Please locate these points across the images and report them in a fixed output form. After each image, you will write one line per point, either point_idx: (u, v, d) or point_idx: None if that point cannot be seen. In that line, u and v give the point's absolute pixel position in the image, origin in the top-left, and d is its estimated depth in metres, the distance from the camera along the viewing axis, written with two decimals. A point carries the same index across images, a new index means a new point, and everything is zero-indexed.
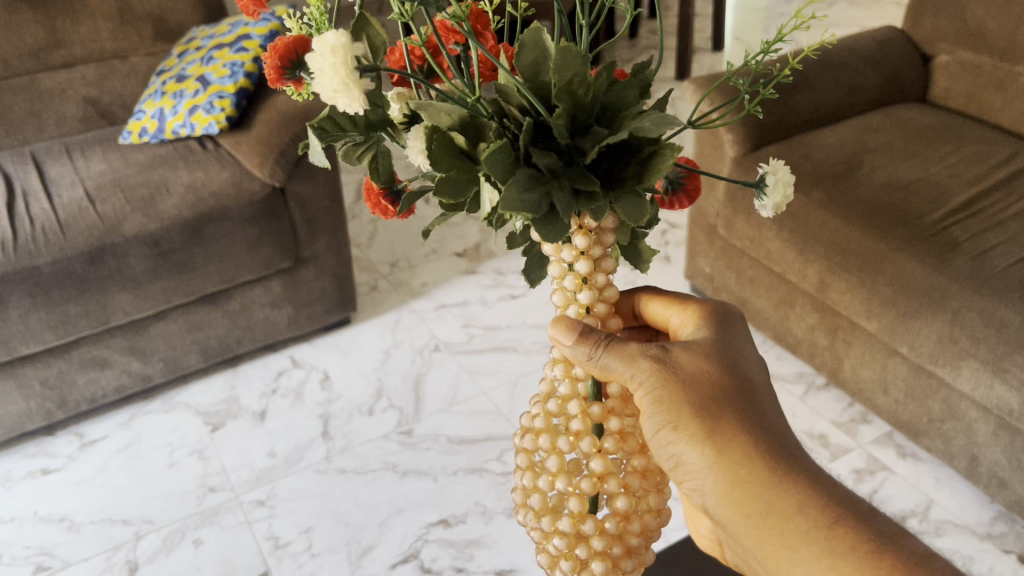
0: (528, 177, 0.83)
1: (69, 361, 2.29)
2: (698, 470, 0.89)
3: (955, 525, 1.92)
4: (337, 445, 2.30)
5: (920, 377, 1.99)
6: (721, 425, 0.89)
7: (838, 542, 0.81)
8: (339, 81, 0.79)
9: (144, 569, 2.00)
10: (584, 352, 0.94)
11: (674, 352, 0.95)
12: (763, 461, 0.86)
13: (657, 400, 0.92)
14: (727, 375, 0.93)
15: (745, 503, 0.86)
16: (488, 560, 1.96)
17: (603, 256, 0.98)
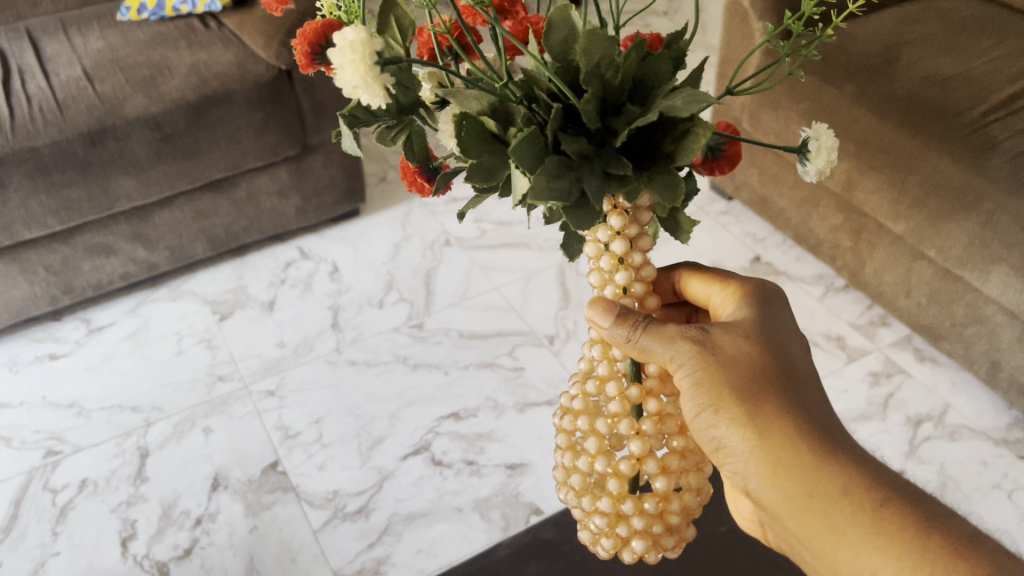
0: (557, 164, 0.78)
1: (73, 247, 2.24)
2: (740, 453, 0.86)
3: (971, 430, 1.90)
4: (347, 337, 2.27)
5: (946, 281, 1.94)
6: (763, 407, 0.85)
7: (887, 525, 0.76)
8: (359, 76, 0.70)
9: (155, 456, 2.00)
10: (622, 333, 0.91)
11: (715, 333, 0.90)
12: (807, 444, 0.82)
13: (696, 382, 0.88)
14: (771, 356, 0.88)
15: (789, 487, 0.82)
16: (499, 454, 1.96)
17: (639, 235, 0.93)
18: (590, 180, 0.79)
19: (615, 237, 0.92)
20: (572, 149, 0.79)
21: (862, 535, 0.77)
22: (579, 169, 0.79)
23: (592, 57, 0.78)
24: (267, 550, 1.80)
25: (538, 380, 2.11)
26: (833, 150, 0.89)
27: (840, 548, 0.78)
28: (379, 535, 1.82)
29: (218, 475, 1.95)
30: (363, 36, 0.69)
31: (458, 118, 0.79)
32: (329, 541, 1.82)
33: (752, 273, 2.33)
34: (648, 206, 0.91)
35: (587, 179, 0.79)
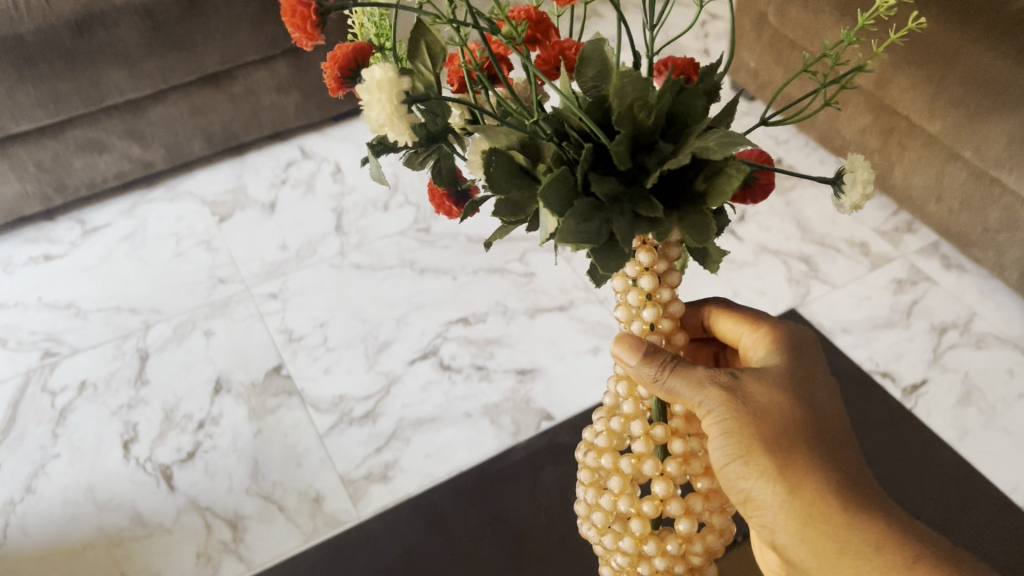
0: (587, 205, 0.67)
1: (64, 143, 2.14)
2: (770, 507, 0.80)
3: (998, 338, 1.84)
4: (352, 239, 2.19)
5: (980, 185, 1.84)
6: (797, 462, 0.79)
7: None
8: (386, 115, 0.65)
9: (155, 359, 1.94)
10: (652, 376, 0.81)
11: (746, 379, 0.83)
12: (839, 501, 0.78)
13: (727, 434, 0.81)
14: (802, 402, 0.82)
15: (820, 542, 0.78)
16: (510, 360, 1.90)
17: (668, 272, 0.82)
18: (624, 222, 0.67)
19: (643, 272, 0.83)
20: (602, 192, 0.67)
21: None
22: (610, 210, 0.68)
23: (628, 97, 0.67)
24: (271, 455, 1.76)
25: (550, 286, 2.04)
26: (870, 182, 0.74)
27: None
28: (387, 440, 1.78)
29: (221, 378, 1.90)
30: (393, 77, 0.64)
31: (486, 154, 0.70)
32: (336, 446, 1.77)
33: (774, 177, 2.24)
34: (678, 242, 0.80)
35: (619, 220, 0.67)
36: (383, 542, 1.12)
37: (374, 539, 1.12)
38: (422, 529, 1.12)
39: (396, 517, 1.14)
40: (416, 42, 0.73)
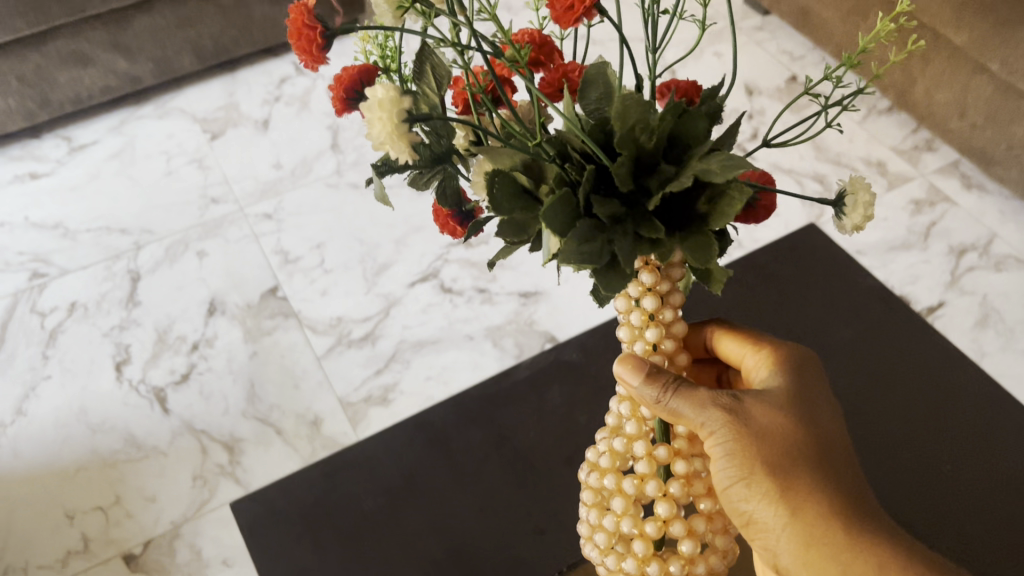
0: (590, 227, 0.60)
1: (46, 56, 2.05)
2: (772, 531, 0.73)
3: (1018, 260, 1.78)
4: (348, 158, 2.10)
5: (1007, 99, 1.75)
6: (801, 489, 0.71)
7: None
8: (386, 133, 0.59)
9: (147, 280, 1.88)
10: (653, 398, 0.72)
11: (747, 400, 0.74)
12: (843, 527, 0.71)
13: (728, 461, 0.73)
14: (806, 423, 0.74)
15: (825, 569, 0.71)
16: (512, 282, 1.84)
17: (670, 292, 0.75)
18: (630, 242, 0.61)
19: (644, 293, 0.75)
20: (605, 213, 0.61)
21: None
22: (615, 231, 0.61)
23: (630, 119, 0.60)
24: (267, 377, 1.71)
25: None
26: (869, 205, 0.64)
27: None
28: (387, 363, 1.73)
29: (215, 300, 1.84)
30: (393, 94, 0.59)
31: (488, 175, 0.63)
32: (334, 369, 1.72)
33: (789, 94, 2.15)
34: (680, 260, 0.73)
35: (624, 241, 0.60)
36: (382, 460, 1.05)
37: (371, 457, 1.05)
38: (423, 449, 1.06)
39: (393, 436, 1.07)
40: (421, 64, 0.65)
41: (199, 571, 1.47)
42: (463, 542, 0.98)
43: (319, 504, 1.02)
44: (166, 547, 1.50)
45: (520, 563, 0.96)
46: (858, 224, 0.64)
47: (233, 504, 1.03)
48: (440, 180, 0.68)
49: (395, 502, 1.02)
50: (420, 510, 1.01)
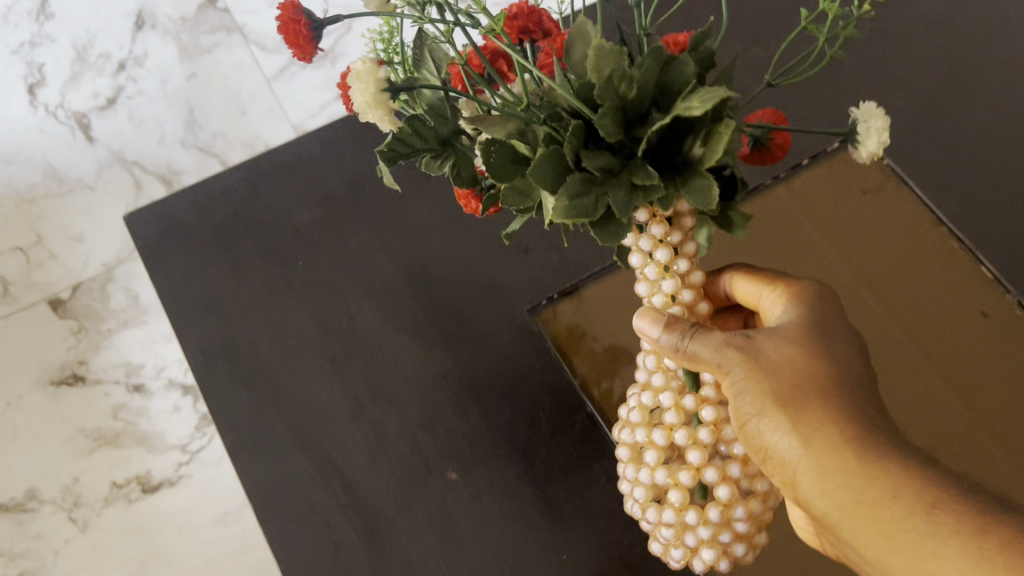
0: (579, 182, 0.41)
1: None
2: (787, 470, 0.48)
3: None
4: None
5: None
6: (816, 413, 0.48)
7: (960, 520, 0.43)
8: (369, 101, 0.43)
9: None
10: (670, 342, 0.50)
11: (758, 336, 0.52)
12: (866, 453, 0.46)
13: (734, 400, 0.50)
14: (835, 353, 0.51)
15: (847, 514, 0.46)
16: None
17: (684, 242, 0.52)
18: (632, 190, 0.42)
19: (658, 245, 0.51)
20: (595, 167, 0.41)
21: (950, 555, 0.42)
22: (611, 181, 0.42)
23: (607, 71, 0.40)
24: (209, 100, 1.44)
25: None
26: (885, 128, 0.46)
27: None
28: None
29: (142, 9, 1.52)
30: (370, 62, 0.43)
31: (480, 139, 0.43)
32: (286, 91, 1.44)
33: None
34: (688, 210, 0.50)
35: (622, 192, 0.41)
36: (323, 165, 0.79)
37: (307, 161, 0.80)
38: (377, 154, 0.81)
39: (337, 136, 0.81)
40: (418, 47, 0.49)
41: (137, 319, 1.28)
42: (429, 265, 0.75)
43: (239, 219, 0.78)
44: (98, 292, 1.30)
45: (502, 292, 0.74)
46: (872, 153, 0.47)
47: (128, 217, 0.79)
48: (456, 166, 0.47)
49: (339, 218, 0.77)
50: (371, 225, 0.77)
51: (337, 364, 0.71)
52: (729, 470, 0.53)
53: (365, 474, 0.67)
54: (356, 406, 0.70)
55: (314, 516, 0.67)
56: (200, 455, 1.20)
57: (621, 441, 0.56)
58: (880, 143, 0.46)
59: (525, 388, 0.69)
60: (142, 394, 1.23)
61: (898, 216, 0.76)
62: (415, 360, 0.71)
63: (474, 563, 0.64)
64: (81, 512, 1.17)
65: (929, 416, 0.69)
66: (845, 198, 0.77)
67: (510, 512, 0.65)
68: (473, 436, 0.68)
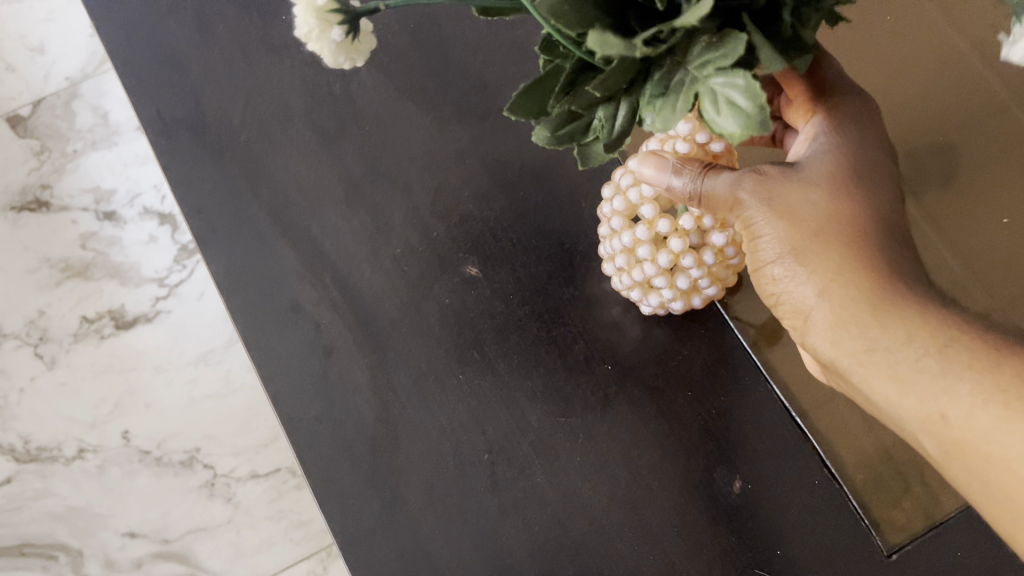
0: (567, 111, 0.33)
1: None
2: (799, 314, 0.41)
3: None
4: None
5: None
6: (835, 259, 0.39)
7: (973, 353, 0.36)
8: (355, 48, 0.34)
9: None
10: (682, 188, 0.42)
11: (781, 171, 0.41)
12: (883, 302, 0.38)
13: (749, 240, 0.41)
14: (870, 183, 0.41)
15: (855, 364, 0.38)
16: None
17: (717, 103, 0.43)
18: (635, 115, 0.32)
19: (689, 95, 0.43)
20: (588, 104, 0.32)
21: (966, 390, 0.35)
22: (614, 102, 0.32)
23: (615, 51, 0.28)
24: None
25: None
26: None
27: (938, 427, 0.36)
28: None
29: None
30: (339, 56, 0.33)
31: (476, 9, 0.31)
32: None
33: None
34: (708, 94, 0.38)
35: (622, 118, 0.32)
36: None
37: None
38: None
39: None
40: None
41: (106, 139, 1.13)
42: (440, 23, 0.60)
43: None
44: (61, 109, 1.14)
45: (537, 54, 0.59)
46: None
47: None
48: None
49: None
50: None
51: (327, 138, 0.57)
52: (677, 282, 0.47)
53: (365, 270, 0.54)
54: (351, 188, 0.56)
55: (297, 315, 0.54)
56: (180, 290, 1.07)
57: (610, 212, 0.47)
58: None
59: (563, 173, 0.56)
60: (113, 223, 1.09)
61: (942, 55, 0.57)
62: (425, 138, 0.57)
63: (498, 373, 0.52)
64: (48, 348, 1.05)
65: (926, 266, 0.53)
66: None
67: (543, 314, 0.53)
68: (497, 226, 0.55)
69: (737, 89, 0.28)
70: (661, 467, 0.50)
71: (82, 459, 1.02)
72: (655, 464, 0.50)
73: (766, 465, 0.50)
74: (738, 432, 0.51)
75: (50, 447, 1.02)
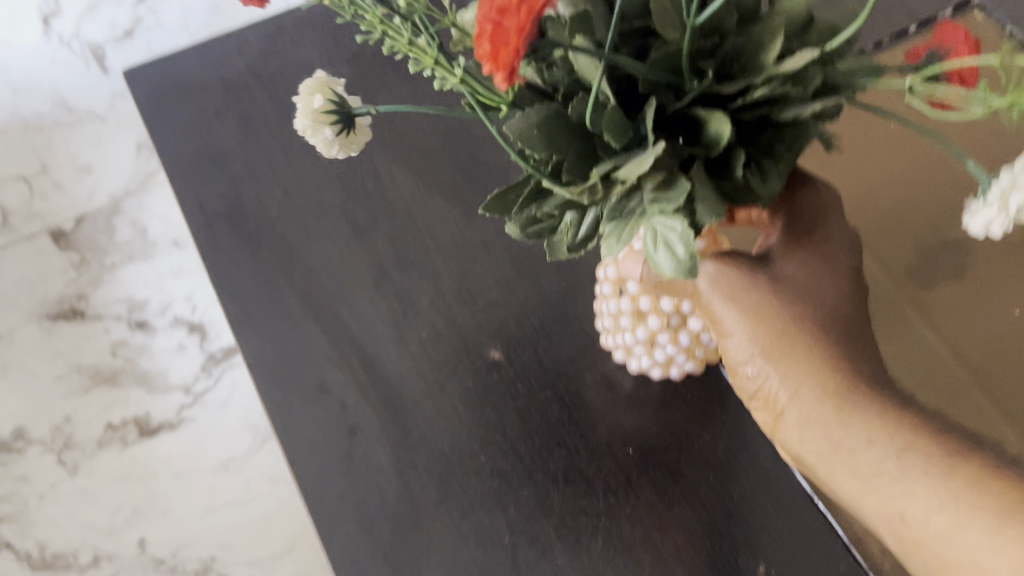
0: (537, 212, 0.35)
1: None
2: (771, 410, 0.40)
3: None
4: None
5: None
6: (802, 359, 0.39)
7: (930, 457, 0.35)
8: (351, 143, 0.34)
9: None
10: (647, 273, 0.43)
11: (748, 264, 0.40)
12: (845, 402, 0.38)
13: (720, 334, 0.41)
14: (833, 270, 0.40)
15: (823, 461, 0.38)
16: None
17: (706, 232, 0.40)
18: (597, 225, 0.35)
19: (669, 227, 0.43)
20: (556, 206, 0.34)
21: (924, 493, 0.35)
22: (582, 209, 0.35)
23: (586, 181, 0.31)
24: (233, 21, 1.31)
25: None
26: (1000, 226, 0.29)
27: (900, 528, 0.36)
28: None
29: None
30: (331, 149, 0.34)
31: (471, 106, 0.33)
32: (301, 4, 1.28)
33: None
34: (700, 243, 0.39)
35: (585, 228, 0.35)
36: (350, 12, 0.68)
37: (332, 13, 0.68)
38: None
39: None
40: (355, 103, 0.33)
41: (144, 253, 1.17)
42: (470, 127, 0.63)
43: (253, 73, 0.67)
44: (103, 224, 1.20)
45: None
46: (986, 229, 0.30)
47: (128, 73, 0.69)
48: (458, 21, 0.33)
49: (367, 71, 0.65)
50: (400, 78, 0.64)
51: (359, 230, 0.60)
52: (656, 352, 0.50)
53: (392, 354, 0.56)
54: (380, 276, 0.59)
55: (325, 395, 0.55)
56: (205, 398, 1.08)
57: (605, 276, 0.49)
58: (990, 228, 0.30)
59: (585, 262, 0.58)
60: (145, 331, 1.12)
61: (929, 182, 0.59)
62: (451, 228, 0.60)
63: (519, 452, 0.52)
64: (71, 454, 1.06)
65: (926, 361, 0.54)
66: (870, 131, 0.61)
67: (564, 398, 0.54)
68: (520, 312, 0.57)
69: (673, 229, 0.30)
70: (685, 552, 0.49)
71: (97, 568, 1.01)
72: (679, 548, 0.49)
73: (789, 554, 0.48)
74: (761, 521, 0.49)
75: (66, 554, 1.02)
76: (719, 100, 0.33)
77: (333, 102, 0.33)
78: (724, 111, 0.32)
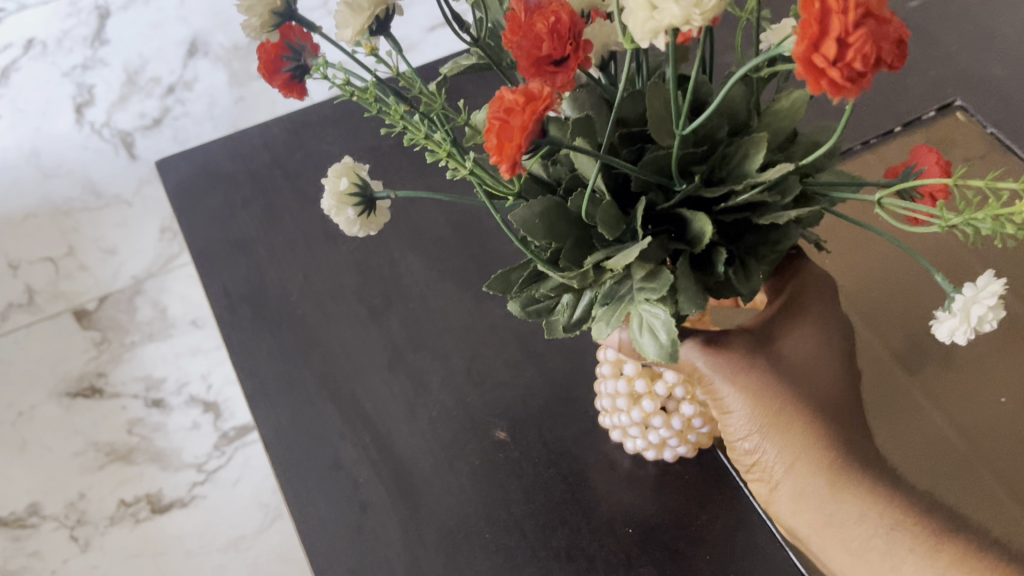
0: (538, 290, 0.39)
1: None
2: (766, 481, 0.44)
3: None
4: None
5: None
6: (799, 440, 0.42)
7: (917, 539, 0.40)
8: (370, 223, 0.38)
9: (120, 17, 1.52)
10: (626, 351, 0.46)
11: (748, 344, 0.43)
12: (839, 481, 0.41)
13: (719, 412, 0.44)
14: (827, 352, 0.43)
15: (815, 532, 0.42)
16: None
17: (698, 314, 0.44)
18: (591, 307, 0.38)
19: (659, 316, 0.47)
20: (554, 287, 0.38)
21: (911, 569, 0.40)
22: (578, 293, 0.38)
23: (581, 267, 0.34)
24: (256, 111, 1.38)
25: None
26: (956, 337, 0.34)
27: None
28: None
29: (197, 40, 1.47)
30: (353, 227, 0.38)
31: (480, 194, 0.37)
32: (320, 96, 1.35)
33: None
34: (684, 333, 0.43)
35: (580, 309, 0.38)
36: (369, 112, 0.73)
37: (353, 112, 0.73)
38: None
39: None
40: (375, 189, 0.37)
41: (163, 332, 1.21)
42: (480, 218, 0.67)
43: (278, 166, 0.72)
44: (125, 304, 1.23)
45: None
46: (945, 332, 0.35)
47: (161, 165, 0.74)
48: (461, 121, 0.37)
49: (384, 165, 0.69)
50: (415, 171, 0.69)
51: (375, 313, 0.64)
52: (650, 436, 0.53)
53: (403, 432, 0.58)
54: (394, 356, 0.62)
55: (338, 472, 0.57)
56: (217, 475, 1.10)
57: (604, 358, 0.53)
58: (949, 334, 0.35)
59: (587, 346, 0.61)
60: (161, 410, 1.15)
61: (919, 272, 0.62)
62: (462, 312, 0.63)
63: (523, 530, 0.54)
64: (83, 530, 1.07)
65: (926, 440, 0.56)
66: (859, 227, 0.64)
67: (568, 478, 0.56)
68: (526, 393, 0.59)
69: (657, 318, 0.34)
70: None
71: None
72: None
73: None
74: None
75: None
76: (706, 201, 0.36)
77: (359, 186, 0.37)
78: (709, 213, 0.36)
